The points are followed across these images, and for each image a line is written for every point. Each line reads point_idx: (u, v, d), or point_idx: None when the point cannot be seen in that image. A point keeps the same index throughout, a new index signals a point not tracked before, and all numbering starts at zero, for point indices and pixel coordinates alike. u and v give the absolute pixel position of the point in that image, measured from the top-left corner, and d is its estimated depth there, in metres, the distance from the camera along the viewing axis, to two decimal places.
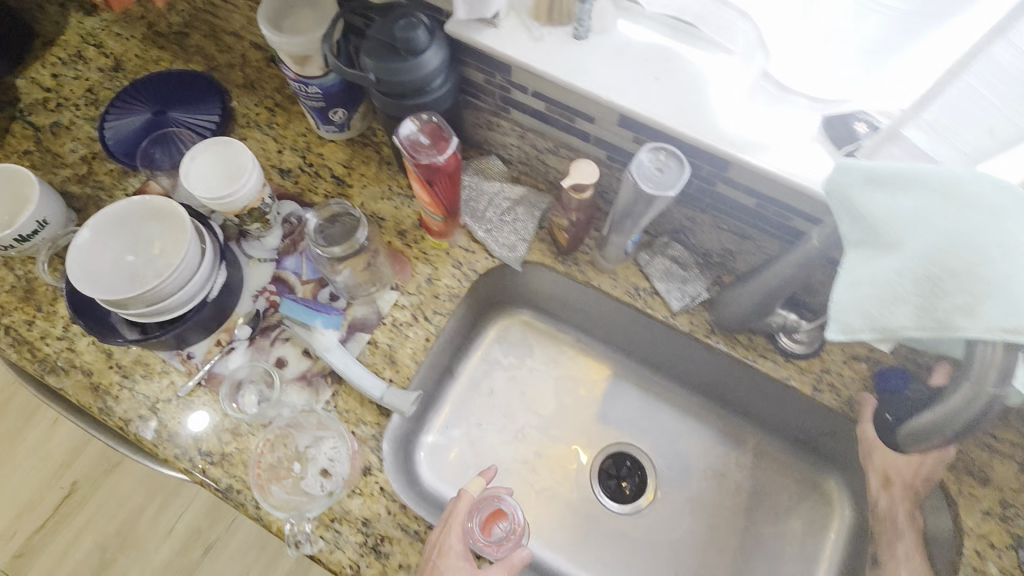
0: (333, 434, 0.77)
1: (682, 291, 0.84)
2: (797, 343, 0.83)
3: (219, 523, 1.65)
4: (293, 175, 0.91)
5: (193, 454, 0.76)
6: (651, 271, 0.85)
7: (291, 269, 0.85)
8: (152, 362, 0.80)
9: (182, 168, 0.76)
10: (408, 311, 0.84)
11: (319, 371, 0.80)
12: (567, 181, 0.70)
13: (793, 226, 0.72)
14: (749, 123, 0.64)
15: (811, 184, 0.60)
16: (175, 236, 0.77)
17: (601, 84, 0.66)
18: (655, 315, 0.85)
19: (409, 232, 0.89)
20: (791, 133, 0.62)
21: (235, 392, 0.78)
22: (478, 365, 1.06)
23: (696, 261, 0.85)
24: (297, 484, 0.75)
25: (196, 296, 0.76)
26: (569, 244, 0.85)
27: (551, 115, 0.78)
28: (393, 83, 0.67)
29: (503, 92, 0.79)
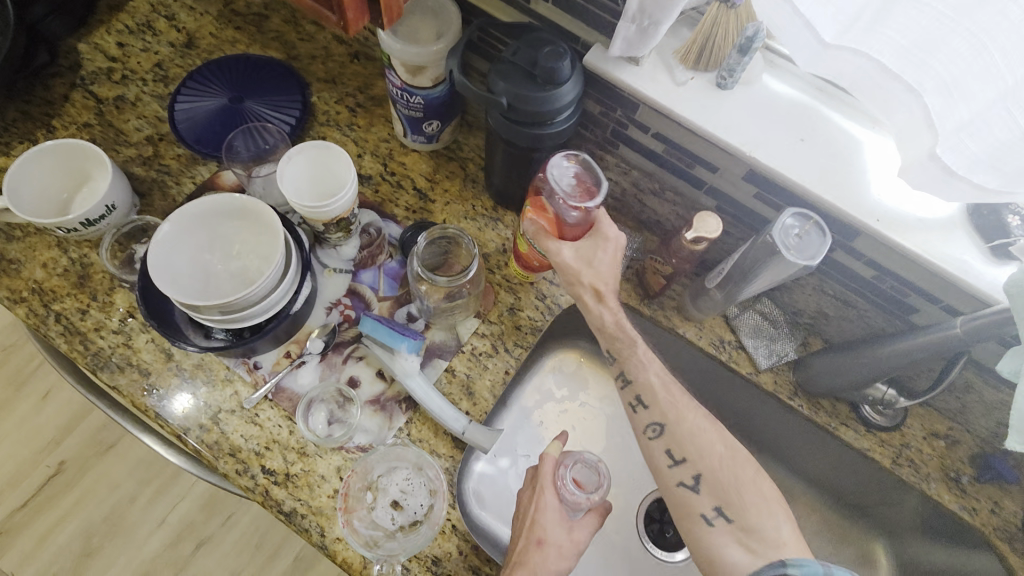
0: (406, 465, 0.73)
1: (769, 349, 0.82)
2: (878, 415, 0.81)
3: (214, 518, 1.51)
4: (374, 183, 0.87)
5: (255, 471, 0.70)
6: (740, 326, 0.83)
7: (368, 283, 0.81)
8: (215, 367, 0.75)
9: (278, 171, 0.72)
10: (488, 341, 0.80)
11: (394, 396, 0.75)
12: (691, 233, 0.68)
13: (906, 302, 0.71)
14: (898, 198, 0.62)
15: (954, 273, 0.59)
16: (256, 241, 0.74)
17: (742, 138, 0.64)
18: (739, 371, 0.82)
19: (492, 257, 0.85)
20: (931, 217, 0.61)
21: (306, 410, 0.73)
22: (531, 395, 1.00)
23: (785, 319, 0.83)
24: (367, 516, 0.71)
25: (275, 307, 0.71)
26: (659, 289, 0.82)
27: (665, 157, 0.75)
28: (523, 112, 0.65)
29: (617, 127, 0.76)
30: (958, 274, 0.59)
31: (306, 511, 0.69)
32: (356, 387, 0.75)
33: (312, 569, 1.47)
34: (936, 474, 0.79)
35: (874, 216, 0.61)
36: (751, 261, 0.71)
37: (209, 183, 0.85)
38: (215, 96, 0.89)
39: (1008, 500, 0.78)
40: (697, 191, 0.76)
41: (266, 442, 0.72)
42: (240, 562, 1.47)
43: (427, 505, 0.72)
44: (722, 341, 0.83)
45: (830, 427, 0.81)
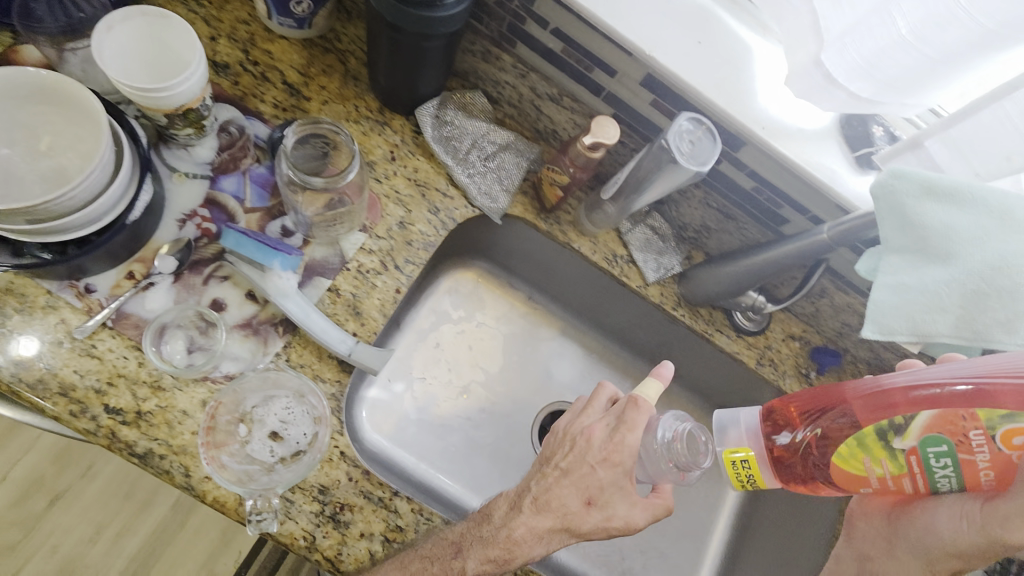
0: (286, 393, 0.66)
1: (658, 263, 0.85)
2: (747, 321, 0.89)
3: (69, 471, 1.32)
4: (231, 73, 0.73)
5: (96, 411, 0.60)
6: (632, 240, 0.84)
7: (230, 191, 0.69)
8: (32, 292, 0.61)
9: (92, 42, 0.56)
10: (376, 257, 0.73)
11: (267, 320, 0.67)
12: (588, 138, 0.65)
13: (780, 214, 0.75)
14: (784, 107, 0.63)
15: (825, 181, 0.63)
16: (74, 134, 0.59)
17: (643, 35, 0.61)
18: (629, 284, 0.85)
19: (378, 165, 0.77)
20: (811, 128, 0.64)
21: (158, 338, 0.63)
22: (426, 317, 0.92)
23: (673, 234, 0.86)
24: (242, 450, 0.64)
25: (104, 218, 0.58)
26: (556, 203, 0.80)
27: (564, 58, 0.70)
28: None
29: (514, 20, 0.69)
30: (828, 182, 0.63)
31: (167, 451, 0.60)
32: (221, 310, 0.66)
33: (194, 514, 1.37)
34: (791, 371, 0.89)
35: (761, 122, 0.62)
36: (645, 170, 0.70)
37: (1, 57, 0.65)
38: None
39: None
40: (596, 98, 0.73)
41: (109, 377, 0.61)
42: (107, 514, 1.32)
43: (310, 434, 0.66)
44: (614, 255, 0.85)
45: (708, 334, 0.87)
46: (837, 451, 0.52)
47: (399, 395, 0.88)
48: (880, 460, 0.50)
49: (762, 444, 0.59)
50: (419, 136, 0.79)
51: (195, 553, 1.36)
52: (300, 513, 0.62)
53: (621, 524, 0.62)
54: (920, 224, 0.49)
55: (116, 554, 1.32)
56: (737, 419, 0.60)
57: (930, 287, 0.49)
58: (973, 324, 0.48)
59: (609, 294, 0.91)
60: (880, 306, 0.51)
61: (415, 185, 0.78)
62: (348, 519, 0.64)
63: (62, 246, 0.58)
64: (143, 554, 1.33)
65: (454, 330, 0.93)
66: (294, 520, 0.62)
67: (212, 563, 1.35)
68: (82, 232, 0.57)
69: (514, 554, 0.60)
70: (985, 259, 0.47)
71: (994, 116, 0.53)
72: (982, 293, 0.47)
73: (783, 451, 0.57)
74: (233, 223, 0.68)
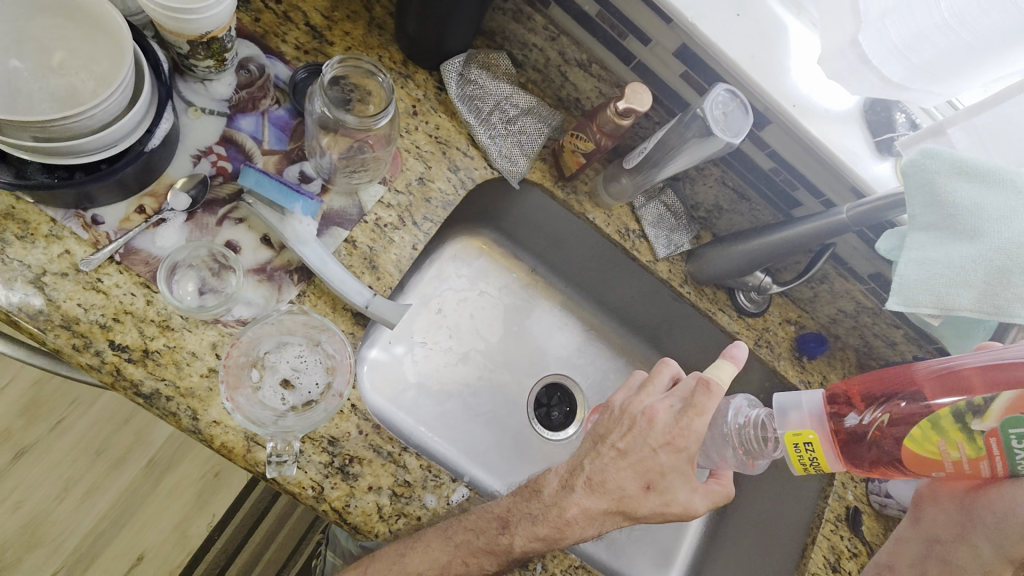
0: (299, 341, 0.66)
1: (669, 240, 0.86)
2: (750, 303, 0.90)
3: (38, 424, 1.27)
4: (252, 9, 0.70)
5: (101, 347, 0.57)
6: (645, 215, 0.85)
7: (247, 131, 0.66)
8: (34, 219, 0.57)
9: None
10: (394, 212, 0.72)
11: (282, 266, 0.64)
12: (620, 104, 0.66)
13: (793, 196, 0.77)
14: (813, 85, 0.65)
15: (847, 164, 0.65)
16: (90, 52, 0.55)
17: (687, 3, 0.61)
18: (639, 259, 0.86)
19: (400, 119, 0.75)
20: (837, 110, 0.65)
21: (169, 277, 0.60)
22: (430, 282, 0.91)
23: (684, 213, 0.87)
24: (253, 395, 0.62)
25: (119, 145, 0.55)
26: (575, 172, 0.80)
27: (599, 24, 0.70)
28: None
29: None
30: (850, 163, 0.65)
31: (174, 393, 0.58)
32: (235, 252, 0.63)
33: (168, 475, 1.33)
34: (786, 353, 0.91)
35: (790, 100, 0.63)
36: (668, 143, 0.71)
37: None
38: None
39: (833, 374, 0.93)
40: (625, 67, 0.74)
41: (114, 313, 0.58)
42: (77, 471, 1.28)
43: (323, 384, 0.65)
44: (627, 228, 0.85)
45: (711, 313, 0.89)
46: (910, 433, 0.55)
47: (400, 357, 0.88)
48: (957, 443, 0.52)
49: (823, 428, 0.61)
50: (441, 93, 0.78)
51: (168, 515, 1.32)
52: (309, 463, 0.61)
53: (679, 509, 0.63)
54: (948, 202, 0.52)
55: (85, 512, 1.27)
56: (799, 402, 0.62)
57: (956, 262, 0.51)
58: (995, 298, 0.51)
59: (617, 270, 0.91)
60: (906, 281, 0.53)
61: (435, 142, 0.76)
62: (356, 472, 0.63)
63: (71, 172, 0.55)
64: (113, 513, 1.29)
65: (457, 296, 0.93)
66: (303, 469, 0.61)
67: (186, 525, 1.32)
68: (93, 158, 0.54)
69: (565, 532, 0.63)
70: (1012, 236, 0.49)
71: None
72: (1004, 269, 0.50)
73: (848, 435, 0.59)
74: (250, 164, 0.65)
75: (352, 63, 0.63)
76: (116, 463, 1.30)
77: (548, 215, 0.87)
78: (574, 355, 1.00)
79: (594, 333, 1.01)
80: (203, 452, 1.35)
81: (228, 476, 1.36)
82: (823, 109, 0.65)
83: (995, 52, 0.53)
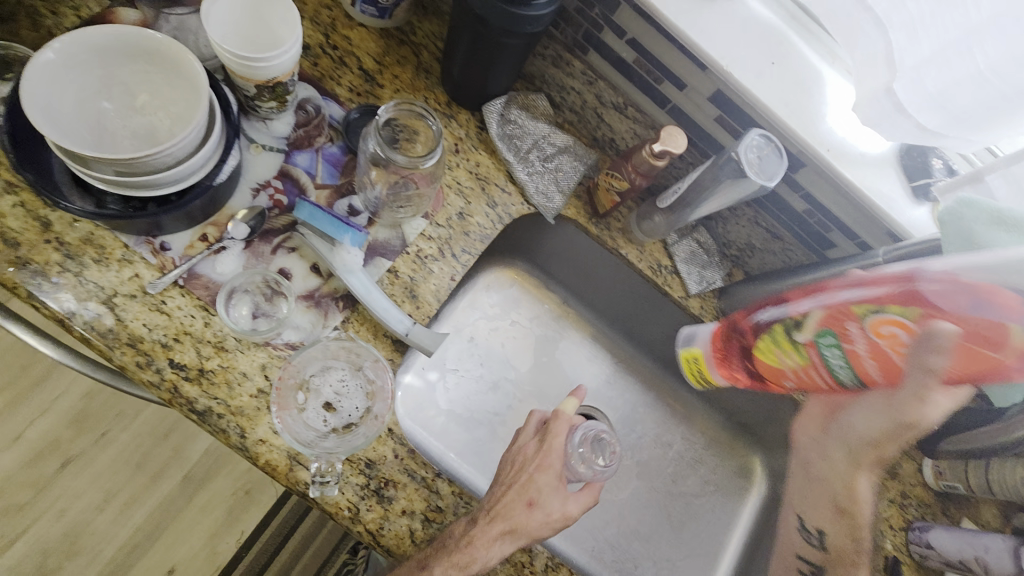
0: (342, 366, 0.69)
1: (701, 276, 0.86)
2: None
3: (84, 435, 1.32)
4: (312, 54, 0.76)
5: (161, 364, 0.61)
6: (677, 252, 0.86)
7: (303, 167, 0.71)
8: (110, 244, 0.62)
9: (202, 7, 0.59)
10: (435, 244, 0.75)
11: (329, 294, 0.68)
12: (657, 146, 0.68)
13: (827, 237, 0.78)
14: (847, 131, 0.66)
15: (882, 208, 0.65)
16: (169, 95, 0.61)
17: (723, 51, 0.64)
18: (671, 294, 0.85)
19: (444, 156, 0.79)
20: (873, 155, 0.66)
21: (227, 301, 0.65)
22: (464, 310, 0.92)
23: (717, 250, 0.87)
24: (299, 416, 0.66)
25: (189, 179, 0.60)
26: (609, 209, 0.83)
27: (635, 69, 0.74)
28: None
29: (592, 29, 0.73)
30: (885, 208, 0.65)
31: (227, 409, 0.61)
32: (287, 279, 0.67)
33: (202, 490, 1.36)
34: None
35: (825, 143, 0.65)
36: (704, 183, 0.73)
37: (99, 18, 0.68)
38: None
39: None
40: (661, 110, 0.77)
41: (175, 333, 0.62)
42: (117, 482, 1.32)
43: (362, 408, 0.69)
44: (660, 263, 0.86)
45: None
46: (759, 345, 0.66)
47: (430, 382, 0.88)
48: (788, 350, 0.62)
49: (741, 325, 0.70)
50: (483, 132, 0.81)
51: (199, 529, 1.35)
52: (346, 484, 0.63)
53: (558, 517, 0.69)
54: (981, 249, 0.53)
55: (122, 523, 1.31)
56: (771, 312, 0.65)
57: None
58: None
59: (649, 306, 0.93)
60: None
61: (475, 178, 0.80)
62: (392, 494, 0.65)
63: (144, 203, 0.60)
64: (148, 526, 1.33)
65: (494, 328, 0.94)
66: (341, 490, 0.63)
67: (216, 540, 1.35)
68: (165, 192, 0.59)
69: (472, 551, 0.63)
70: None
71: None
72: None
73: (756, 328, 0.67)
74: (304, 197, 0.70)
75: (405, 107, 0.67)
76: (153, 477, 1.35)
77: (584, 249, 0.89)
78: (603, 387, 1.00)
79: (623, 366, 1.02)
80: (236, 470, 1.39)
81: (258, 493, 1.40)
82: (857, 154, 0.66)
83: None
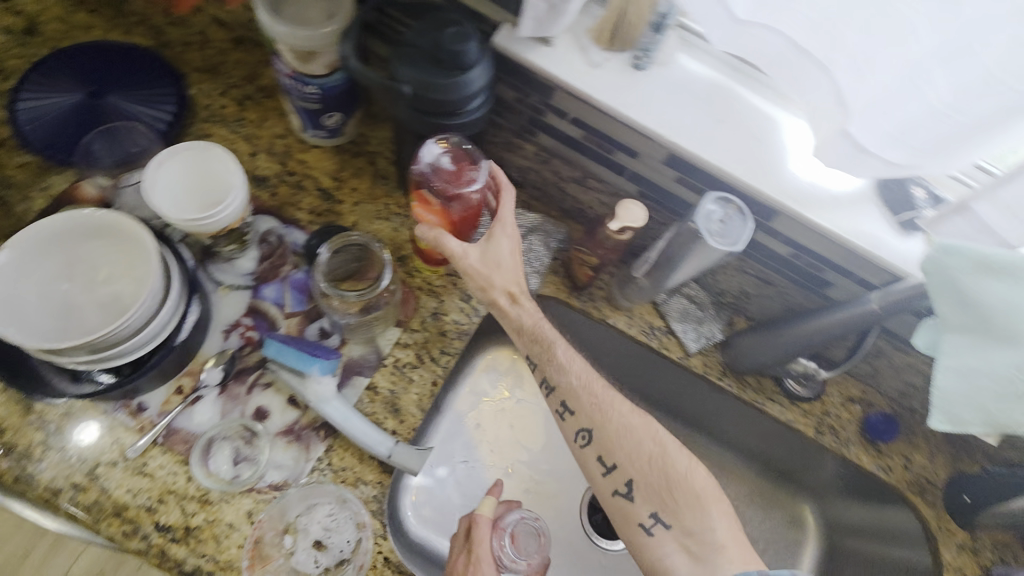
0: (329, 500, 0.65)
1: (699, 333, 0.82)
2: (801, 387, 0.83)
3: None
4: (270, 185, 0.77)
5: (147, 529, 0.60)
6: (669, 311, 0.82)
7: (270, 299, 0.71)
8: (90, 413, 0.63)
9: (143, 182, 0.61)
10: (412, 350, 0.74)
11: (309, 425, 0.67)
12: (613, 224, 0.66)
13: (822, 277, 0.71)
14: (813, 176, 0.62)
15: (865, 249, 0.61)
16: (126, 260, 0.63)
17: (663, 121, 0.61)
18: (670, 356, 0.82)
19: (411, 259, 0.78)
20: (843, 195, 0.63)
21: (206, 452, 0.64)
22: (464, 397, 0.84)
23: (711, 301, 0.83)
24: (287, 563, 0.63)
25: (158, 336, 0.60)
26: (588, 282, 0.80)
27: (585, 144, 0.71)
28: (431, 101, 0.58)
29: (533, 113, 0.71)
30: (871, 248, 0.61)
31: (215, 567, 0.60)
32: (265, 417, 0.66)
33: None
34: (854, 439, 0.82)
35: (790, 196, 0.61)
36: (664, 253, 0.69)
37: (66, 195, 0.72)
38: (66, 90, 0.76)
39: (918, 455, 0.83)
40: (620, 178, 0.73)
41: (159, 494, 0.62)
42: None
43: (354, 542, 0.65)
44: (653, 327, 0.82)
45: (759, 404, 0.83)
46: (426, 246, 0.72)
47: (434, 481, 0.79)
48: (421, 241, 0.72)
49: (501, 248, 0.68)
50: None
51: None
52: None
53: None
54: (975, 302, 0.48)
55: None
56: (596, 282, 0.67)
57: (1002, 374, 0.46)
58: None
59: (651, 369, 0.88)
60: (950, 397, 0.49)
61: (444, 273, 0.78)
62: None
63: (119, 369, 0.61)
64: None
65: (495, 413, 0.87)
66: None
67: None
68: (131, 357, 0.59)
69: None
70: None
71: None
72: None
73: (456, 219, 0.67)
74: (274, 331, 0.69)
75: (343, 237, 0.67)
76: None
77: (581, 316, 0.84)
78: None
79: None
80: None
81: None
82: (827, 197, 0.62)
83: (999, 128, 0.48)
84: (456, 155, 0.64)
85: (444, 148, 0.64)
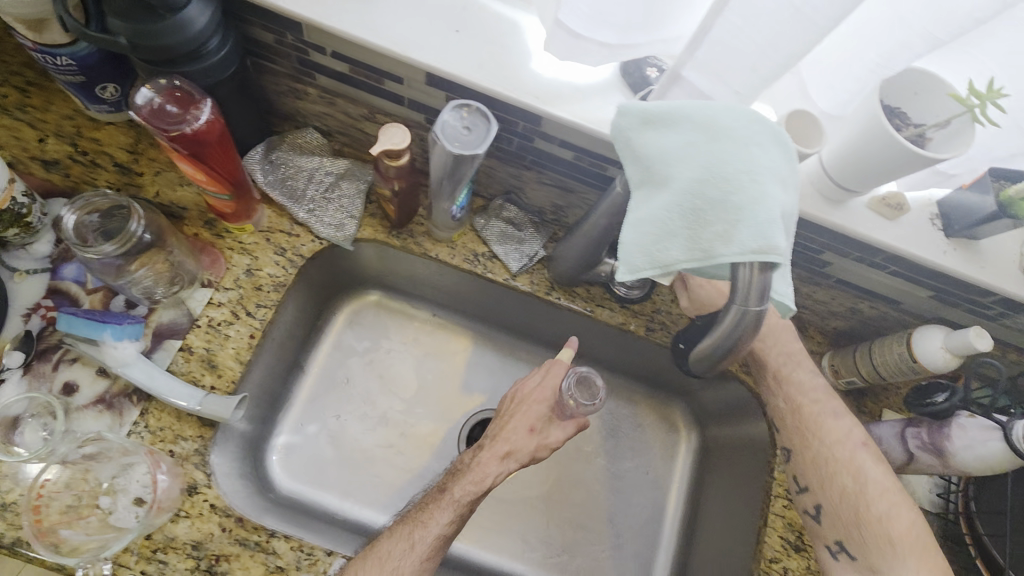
0: (141, 460, 0.72)
1: (520, 251, 0.89)
2: (633, 289, 0.87)
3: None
4: (62, 167, 0.84)
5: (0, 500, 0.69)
6: (488, 235, 0.89)
7: (70, 278, 0.82)
8: None
9: None
10: (226, 309, 0.82)
11: (120, 392, 0.77)
12: (377, 148, 0.67)
13: (606, 175, 0.77)
14: (562, 70, 0.68)
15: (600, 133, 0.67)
16: None
17: (393, 40, 0.64)
18: (497, 278, 0.89)
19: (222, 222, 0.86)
20: (580, 86, 0.67)
21: (12, 428, 0.73)
22: (330, 355, 1.00)
23: (531, 219, 0.91)
24: (93, 525, 0.71)
25: None
26: (398, 219, 0.85)
27: (352, 76, 0.73)
28: (158, 48, 0.61)
29: (298, 53, 0.73)
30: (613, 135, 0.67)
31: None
32: (75, 391, 0.77)
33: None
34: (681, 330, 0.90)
35: (528, 91, 0.65)
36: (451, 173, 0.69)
37: None
38: None
39: None
40: (402, 106, 0.76)
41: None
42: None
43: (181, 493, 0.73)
44: (470, 252, 0.89)
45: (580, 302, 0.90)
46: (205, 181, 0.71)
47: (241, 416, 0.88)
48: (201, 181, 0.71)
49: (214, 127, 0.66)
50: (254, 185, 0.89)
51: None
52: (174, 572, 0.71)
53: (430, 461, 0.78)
54: (643, 154, 0.61)
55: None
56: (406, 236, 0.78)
57: (659, 215, 0.58)
58: (700, 243, 0.56)
59: (482, 289, 0.96)
60: (628, 247, 0.60)
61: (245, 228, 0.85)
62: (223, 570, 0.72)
63: None
64: None
65: (356, 341, 1.02)
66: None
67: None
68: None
69: None
70: (692, 178, 0.57)
71: (728, 30, 0.55)
72: (699, 210, 0.57)
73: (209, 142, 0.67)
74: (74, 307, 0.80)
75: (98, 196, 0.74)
76: None
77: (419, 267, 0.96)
78: (498, 380, 1.05)
79: (505, 352, 1.06)
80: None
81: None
82: (572, 89, 0.67)
83: None
84: (171, 101, 0.66)
85: (159, 100, 0.66)
